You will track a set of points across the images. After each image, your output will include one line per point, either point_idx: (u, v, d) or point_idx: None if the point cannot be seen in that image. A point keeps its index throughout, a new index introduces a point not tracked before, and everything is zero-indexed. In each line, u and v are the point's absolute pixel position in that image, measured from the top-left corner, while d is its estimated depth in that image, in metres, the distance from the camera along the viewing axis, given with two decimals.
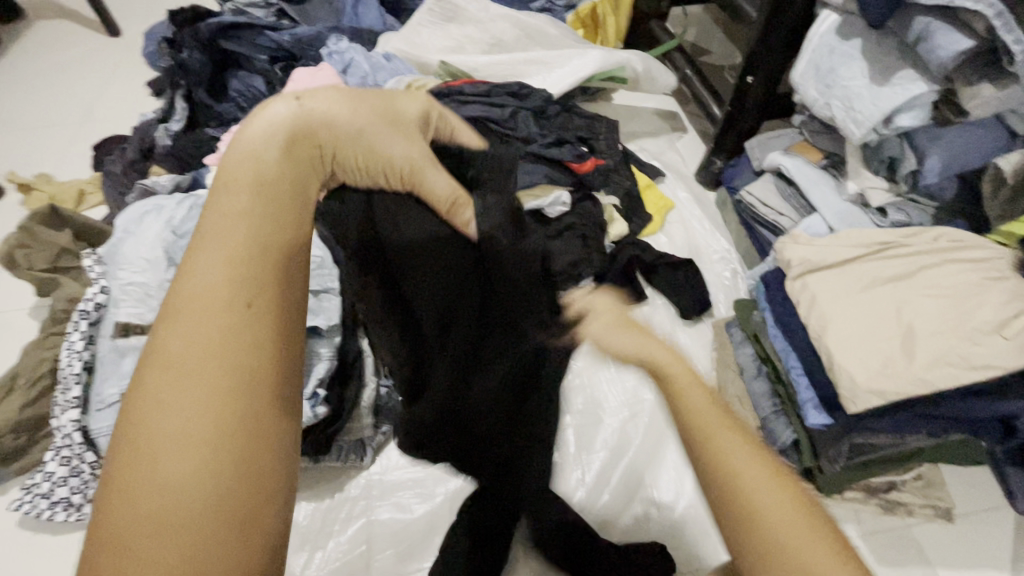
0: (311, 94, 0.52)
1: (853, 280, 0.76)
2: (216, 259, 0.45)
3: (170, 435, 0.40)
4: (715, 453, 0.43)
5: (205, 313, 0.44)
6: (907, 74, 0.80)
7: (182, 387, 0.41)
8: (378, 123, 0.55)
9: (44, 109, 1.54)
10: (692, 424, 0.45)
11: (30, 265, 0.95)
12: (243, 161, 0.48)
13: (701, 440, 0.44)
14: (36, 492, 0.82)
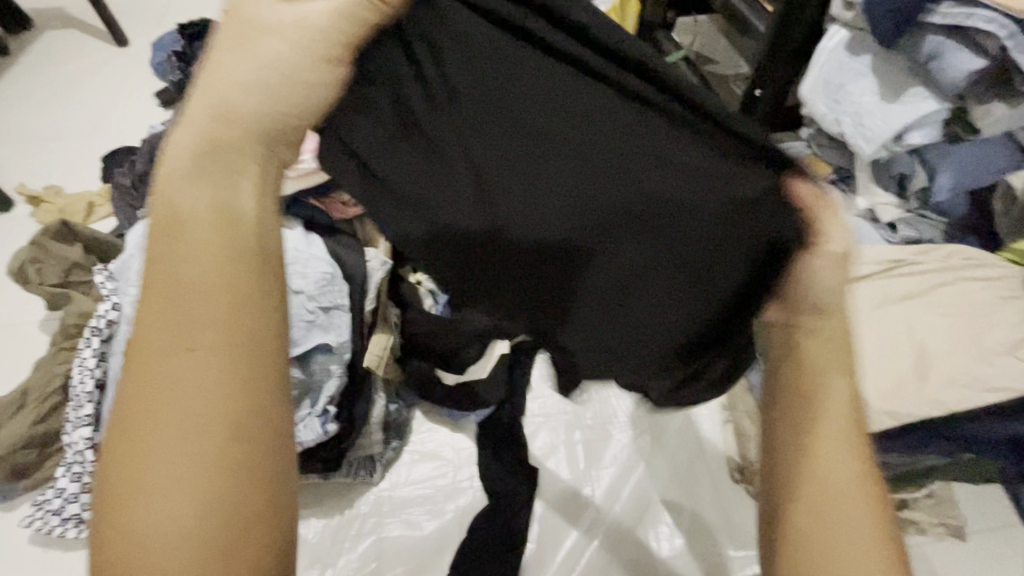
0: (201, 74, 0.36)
1: (865, 298, 0.76)
2: (181, 289, 0.32)
3: (145, 500, 0.30)
4: (818, 466, 0.39)
5: (168, 338, 0.32)
6: (918, 92, 0.80)
7: (157, 456, 0.30)
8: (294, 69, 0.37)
9: (54, 119, 1.55)
10: (808, 397, 0.41)
11: (41, 280, 0.96)
12: (168, 174, 0.34)
13: (815, 415, 0.40)
14: (47, 509, 0.82)
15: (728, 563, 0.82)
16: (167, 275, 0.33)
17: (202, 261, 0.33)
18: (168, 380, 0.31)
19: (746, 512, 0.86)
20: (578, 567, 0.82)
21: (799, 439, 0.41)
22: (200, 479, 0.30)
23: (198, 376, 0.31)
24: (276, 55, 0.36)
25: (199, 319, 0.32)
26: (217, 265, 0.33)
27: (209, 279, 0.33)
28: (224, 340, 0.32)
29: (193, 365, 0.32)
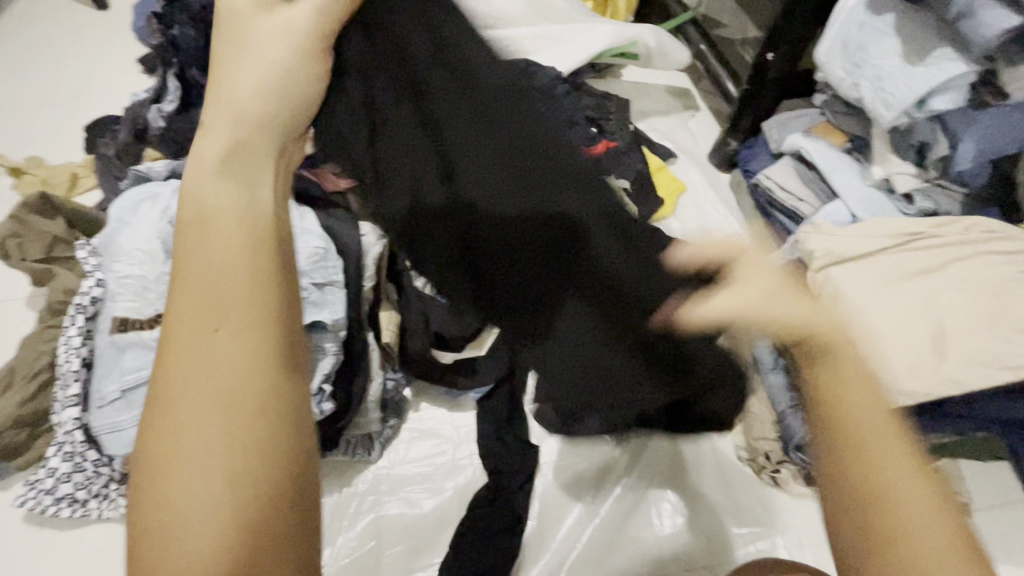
0: (215, 81, 0.44)
1: (883, 272, 0.72)
2: (208, 260, 0.37)
3: (198, 429, 0.33)
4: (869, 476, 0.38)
5: (218, 292, 0.36)
6: (945, 53, 0.75)
7: (185, 399, 0.34)
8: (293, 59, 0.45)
9: (32, 87, 1.48)
10: (844, 428, 0.39)
11: (23, 255, 0.92)
12: (195, 170, 0.40)
13: (857, 447, 0.39)
14: (39, 488, 0.79)
15: (730, 541, 0.81)
16: (208, 237, 0.38)
17: (230, 245, 0.37)
18: (199, 338, 0.35)
19: (750, 489, 0.85)
20: (579, 545, 0.81)
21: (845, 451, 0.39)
22: (228, 421, 0.34)
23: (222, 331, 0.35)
24: (266, 66, 0.43)
25: (224, 286, 0.36)
26: (236, 247, 0.37)
27: (225, 255, 0.37)
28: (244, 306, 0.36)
29: (221, 324, 0.35)
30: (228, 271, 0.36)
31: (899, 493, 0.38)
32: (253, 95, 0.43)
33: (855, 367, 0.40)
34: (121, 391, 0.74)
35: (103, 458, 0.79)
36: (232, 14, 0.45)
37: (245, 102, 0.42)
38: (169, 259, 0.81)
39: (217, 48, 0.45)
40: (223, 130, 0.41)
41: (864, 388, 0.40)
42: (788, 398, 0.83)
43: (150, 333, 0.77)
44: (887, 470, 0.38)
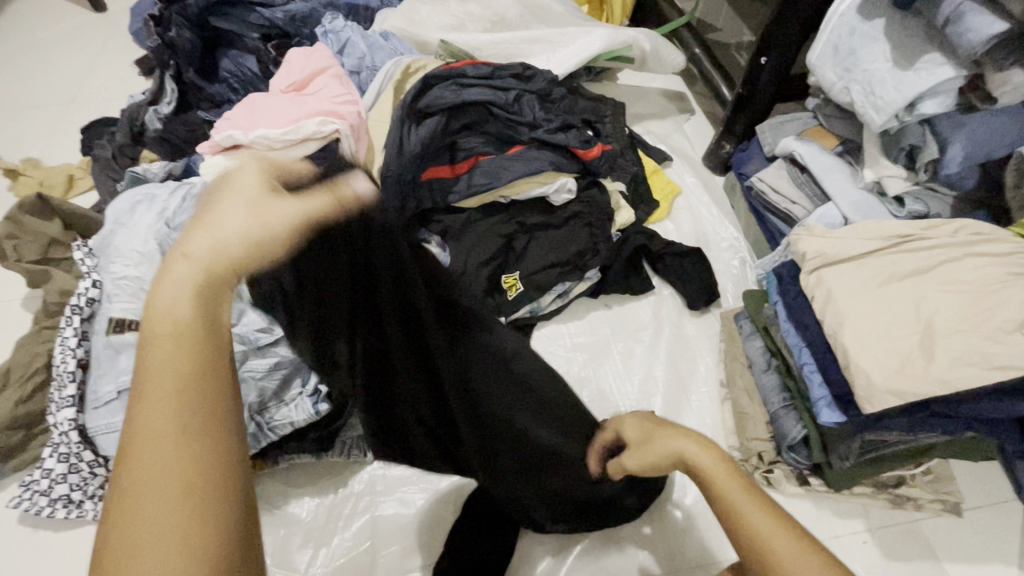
0: (202, 219, 0.36)
1: (871, 274, 0.74)
2: (165, 363, 0.32)
3: (147, 526, 0.29)
4: (749, 531, 0.46)
5: (175, 379, 0.31)
6: (933, 57, 0.76)
7: (140, 521, 0.29)
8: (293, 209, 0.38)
9: (30, 89, 1.48)
10: (722, 507, 0.49)
11: (19, 256, 0.92)
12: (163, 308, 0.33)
13: (732, 524, 0.47)
14: (34, 489, 0.79)
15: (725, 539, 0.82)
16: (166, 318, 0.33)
17: (172, 346, 0.32)
18: (150, 443, 0.30)
19: None
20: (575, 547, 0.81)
21: (727, 523, 0.48)
22: (171, 546, 0.28)
23: (179, 440, 0.30)
24: (269, 224, 0.37)
25: (184, 388, 0.31)
26: (183, 347, 0.32)
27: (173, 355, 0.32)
28: (205, 412, 0.32)
29: (171, 427, 0.31)
30: (169, 377, 0.31)
31: (771, 542, 0.45)
32: (228, 234, 0.35)
33: (713, 464, 0.51)
34: (118, 391, 0.74)
35: (99, 459, 0.78)
36: (235, 184, 0.38)
37: (235, 246, 0.35)
38: (165, 261, 0.81)
39: (212, 204, 0.37)
40: (192, 245, 0.35)
41: (730, 475, 0.50)
42: (779, 396, 0.84)
43: None
44: (752, 531, 0.46)
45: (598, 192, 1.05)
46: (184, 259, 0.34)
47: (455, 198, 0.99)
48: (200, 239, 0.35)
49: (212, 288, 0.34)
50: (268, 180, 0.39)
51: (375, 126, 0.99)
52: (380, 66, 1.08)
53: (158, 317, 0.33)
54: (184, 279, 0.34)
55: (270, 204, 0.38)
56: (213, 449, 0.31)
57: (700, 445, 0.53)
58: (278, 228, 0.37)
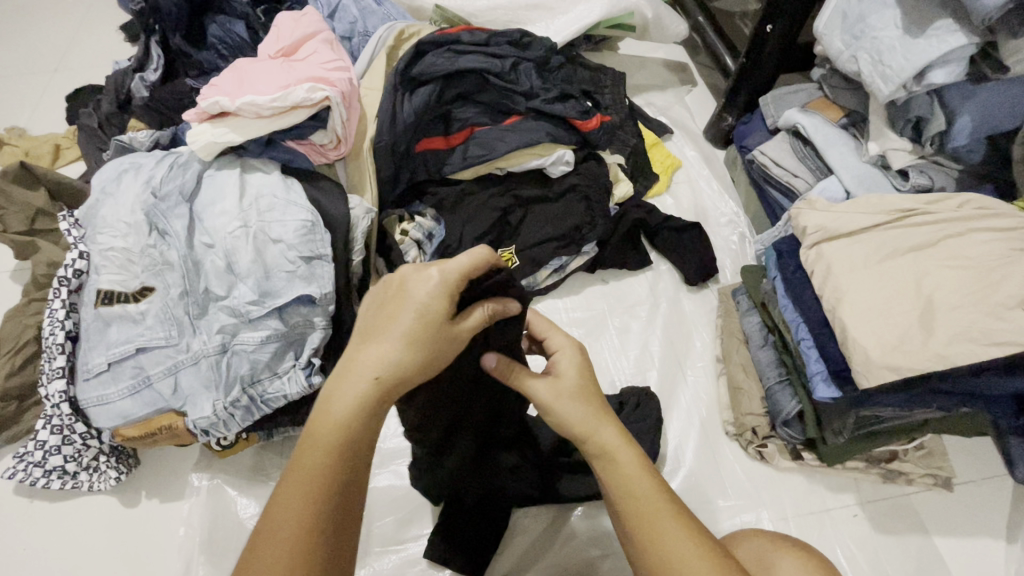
0: (388, 325, 0.48)
1: (872, 249, 0.72)
2: (315, 448, 0.44)
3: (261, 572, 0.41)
4: (647, 532, 0.47)
5: (315, 476, 0.44)
6: (945, 25, 0.73)
7: (263, 561, 0.42)
8: (440, 343, 0.49)
9: (11, 56, 1.44)
10: (636, 518, 0.48)
11: (5, 227, 0.90)
12: (336, 405, 0.45)
13: (637, 531, 0.48)
14: (28, 461, 0.79)
15: (718, 513, 0.81)
16: (326, 418, 0.45)
17: (323, 442, 0.44)
18: (287, 505, 0.43)
19: (738, 464, 0.85)
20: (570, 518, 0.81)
21: (628, 518, 0.49)
22: None
23: (302, 513, 0.43)
24: (432, 347, 0.48)
25: (318, 472, 0.44)
26: (335, 438, 0.45)
27: (322, 454, 0.44)
28: (338, 494, 0.44)
29: (310, 504, 0.43)
30: (319, 461, 0.44)
31: (676, 548, 0.46)
32: (399, 352, 0.47)
33: (628, 463, 0.51)
34: (108, 363, 0.73)
35: (92, 431, 0.78)
36: (418, 305, 0.48)
37: (399, 364, 0.47)
38: (153, 232, 0.79)
39: (402, 318, 0.48)
40: (376, 354, 0.47)
41: (643, 478, 0.50)
42: (775, 371, 0.84)
43: (136, 306, 0.75)
44: (668, 547, 0.46)
45: (596, 165, 1.03)
46: (358, 377, 0.46)
47: (449, 169, 0.97)
48: (380, 346, 0.47)
49: (375, 400, 0.46)
50: (445, 310, 0.49)
51: (367, 94, 0.97)
52: (372, 32, 1.05)
53: (330, 408, 0.45)
54: (356, 386, 0.46)
55: (433, 331, 0.48)
56: (328, 528, 0.43)
57: (619, 441, 0.52)
58: (435, 350, 0.48)
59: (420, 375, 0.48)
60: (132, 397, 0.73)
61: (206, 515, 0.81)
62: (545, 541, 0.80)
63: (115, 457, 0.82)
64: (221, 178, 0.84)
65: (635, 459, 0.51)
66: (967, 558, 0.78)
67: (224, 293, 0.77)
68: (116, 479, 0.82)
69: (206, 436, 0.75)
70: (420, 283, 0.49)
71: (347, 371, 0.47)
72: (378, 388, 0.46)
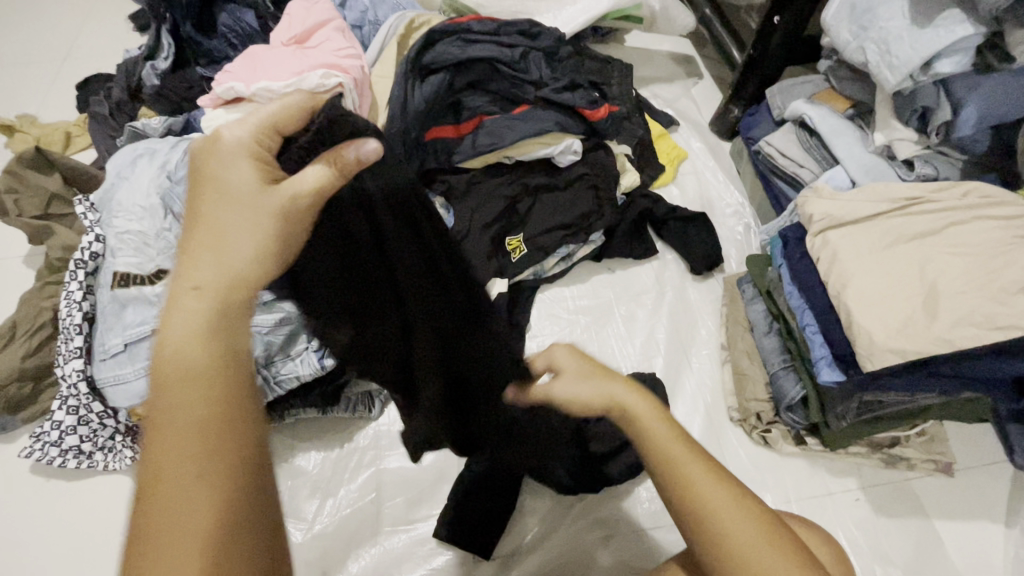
0: (210, 220, 0.47)
1: (878, 236, 0.73)
2: (179, 366, 0.42)
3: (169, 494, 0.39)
4: (685, 487, 0.48)
5: (181, 388, 0.42)
6: (953, 14, 0.74)
7: (172, 491, 0.39)
8: (255, 217, 0.46)
9: (23, 45, 1.45)
10: (674, 478, 0.49)
11: (20, 211, 0.92)
12: (189, 321, 0.44)
13: (681, 490, 0.48)
14: (45, 440, 0.80)
15: None
16: (178, 336, 0.43)
17: (181, 360, 0.42)
18: (174, 423, 0.41)
19: (741, 449, 0.86)
20: (577, 501, 0.82)
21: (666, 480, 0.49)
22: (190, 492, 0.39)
23: (194, 426, 0.41)
24: (250, 216, 0.46)
25: (191, 381, 0.42)
26: (204, 357, 0.43)
27: (194, 363, 0.43)
28: (226, 393, 0.43)
29: (198, 418, 0.41)
30: (193, 422, 0.41)
31: (715, 501, 0.47)
32: (243, 259, 0.46)
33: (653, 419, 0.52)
34: (125, 344, 0.75)
35: (108, 410, 0.79)
36: (231, 189, 0.47)
37: (239, 259, 0.46)
38: (169, 216, 0.81)
39: (213, 213, 0.47)
40: (203, 261, 0.46)
41: (678, 444, 0.50)
42: (779, 357, 0.85)
43: (151, 288, 0.76)
44: (707, 498, 0.47)
45: (604, 155, 1.04)
46: (196, 291, 0.45)
47: (460, 157, 0.98)
48: (210, 263, 0.46)
49: (213, 297, 0.45)
50: (260, 180, 0.47)
51: (377, 82, 0.98)
52: (382, 21, 1.06)
53: (174, 327, 0.43)
54: (187, 301, 0.44)
55: (257, 207, 0.46)
56: (241, 433, 0.42)
57: (660, 421, 0.51)
58: (261, 221, 0.46)
59: (268, 252, 0.47)
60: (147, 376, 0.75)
61: None
62: (554, 521, 0.81)
63: (130, 437, 0.83)
64: None
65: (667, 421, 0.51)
66: (965, 542, 0.80)
67: None
68: (131, 458, 0.83)
69: None
70: (227, 165, 0.47)
71: (182, 287, 0.45)
72: (225, 284, 0.46)
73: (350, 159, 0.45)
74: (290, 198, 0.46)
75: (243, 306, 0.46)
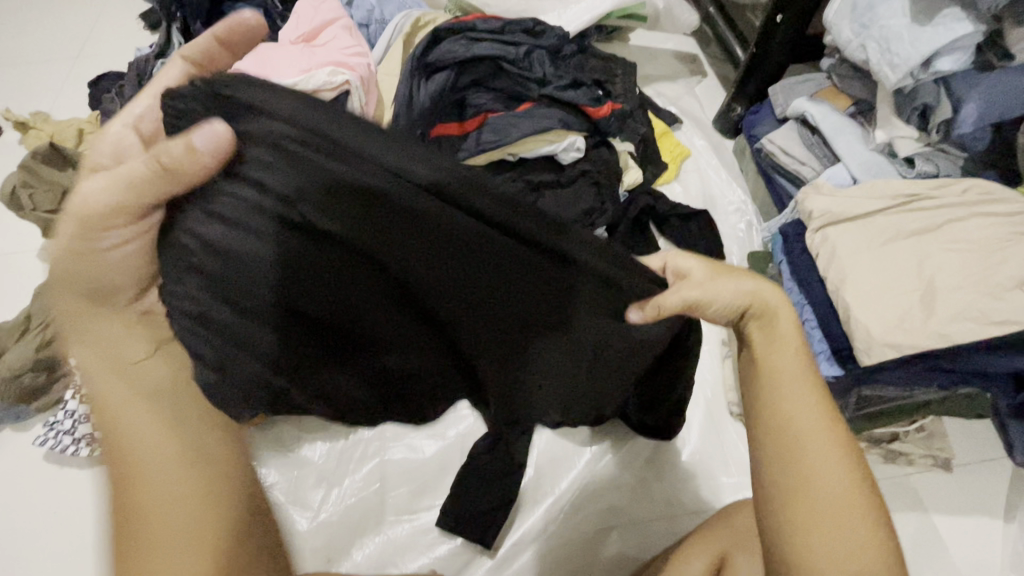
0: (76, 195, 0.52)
1: (876, 233, 0.74)
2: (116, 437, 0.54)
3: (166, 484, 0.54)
4: (775, 394, 0.50)
5: (158, 437, 0.56)
6: (953, 12, 0.75)
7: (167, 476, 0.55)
8: (84, 214, 0.52)
9: (35, 44, 1.47)
10: (773, 380, 0.50)
11: (35, 206, 0.94)
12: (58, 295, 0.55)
13: (774, 393, 0.50)
14: (59, 429, 0.83)
15: (720, 489, 0.84)
16: (130, 414, 0.56)
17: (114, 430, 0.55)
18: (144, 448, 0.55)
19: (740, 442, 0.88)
20: (578, 493, 0.83)
21: (761, 382, 0.51)
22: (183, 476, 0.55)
23: (162, 452, 0.56)
24: (85, 194, 0.52)
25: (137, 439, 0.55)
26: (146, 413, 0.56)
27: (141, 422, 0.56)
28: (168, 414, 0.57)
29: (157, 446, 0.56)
30: (172, 446, 0.57)
31: (805, 416, 0.49)
32: (91, 265, 0.54)
33: (784, 331, 0.52)
34: None
35: None
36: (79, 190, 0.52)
37: (80, 254, 0.54)
38: None
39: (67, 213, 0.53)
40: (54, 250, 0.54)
41: (795, 361, 0.51)
42: None
43: None
44: (795, 409, 0.49)
45: (607, 152, 1.05)
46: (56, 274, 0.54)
47: (465, 154, 0.99)
48: (71, 262, 0.54)
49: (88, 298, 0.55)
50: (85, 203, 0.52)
51: (384, 80, 1.00)
52: (389, 20, 1.07)
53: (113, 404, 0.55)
54: (59, 292, 0.55)
55: (88, 211, 0.52)
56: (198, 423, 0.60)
57: (793, 338, 0.52)
58: (82, 233, 0.52)
59: (104, 242, 0.53)
60: None
61: None
62: (556, 511, 0.82)
63: None
64: None
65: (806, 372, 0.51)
66: (964, 537, 0.80)
67: None
68: None
69: None
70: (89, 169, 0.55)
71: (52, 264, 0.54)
72: (67, 275, 0.54)
73: (183, 149, 0.47)
74: (110, 207, 0.51)
75: (84, 305, 0.55)
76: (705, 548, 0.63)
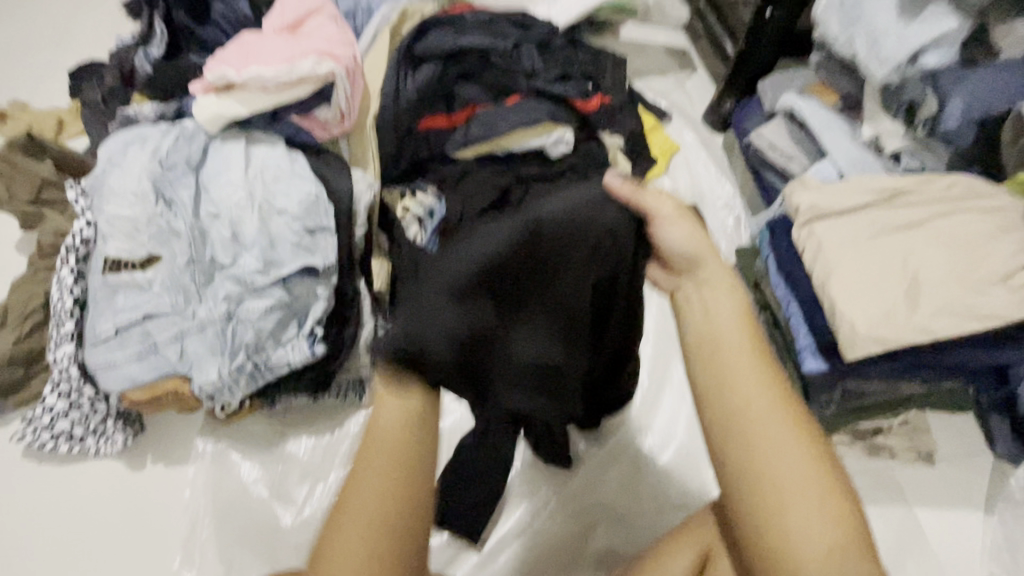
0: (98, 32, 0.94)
1: (862, 227, 0.74)
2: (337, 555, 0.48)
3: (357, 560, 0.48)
4: (717, 365, 0.51)
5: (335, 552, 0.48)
6: (938, 9, 0.76)
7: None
8: None
9: (12, 32, 1.43)
10: (713, 350, 0.52)
11: (12, 197, 0.92)
12: None
13: (715, 366, 0.51)
14: (37, 425, 0.81)
15: (706, 483, 0.84)
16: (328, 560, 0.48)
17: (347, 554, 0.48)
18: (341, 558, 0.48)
19: None
20: (563, 488, 0.84)
21: (704, 354, 0.52)
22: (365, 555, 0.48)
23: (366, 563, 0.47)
24: None
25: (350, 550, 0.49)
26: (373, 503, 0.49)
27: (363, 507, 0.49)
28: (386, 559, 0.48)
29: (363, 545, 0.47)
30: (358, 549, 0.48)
31: (747, 383, 0.50)
32: None
33: (725, 302, 0.54)
34: (115, 329, 0.75)
35: (99, 395, 0.80)
36: None
37: None
38: (161, 202, 0.80)
39: None
40: None
41: (735, 331, 0.52)
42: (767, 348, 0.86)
43: (143, 274, 0.76)
44: (739, 378, 0.50)
45: (596, 146, 1.03)
46: None
47: (450, 148, 0.95)
48: None
49: None
50: None
51: (371, 70, 0.98)
52: (376, 10, 1.06)
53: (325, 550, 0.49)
54: None
55: None
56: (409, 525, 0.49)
57: (735, 308, 0.53)
58: None
59: None
60: (139, 361, 0.75)
61: (209, 479, 0.84)
62: (542, 507, 0.82)
63: (122, 421, 0.84)
64: (228, 150, 0.84)
65: (749, 348, 0.51)
66: (945, 528, 0.81)
67: (230, 262, 0.78)
68: (122, 443, 0.84)
69: (212, 400, 0.78)
70: None
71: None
72: None
73: None
74: None
75: None
76: (686, 544, 0.63)
